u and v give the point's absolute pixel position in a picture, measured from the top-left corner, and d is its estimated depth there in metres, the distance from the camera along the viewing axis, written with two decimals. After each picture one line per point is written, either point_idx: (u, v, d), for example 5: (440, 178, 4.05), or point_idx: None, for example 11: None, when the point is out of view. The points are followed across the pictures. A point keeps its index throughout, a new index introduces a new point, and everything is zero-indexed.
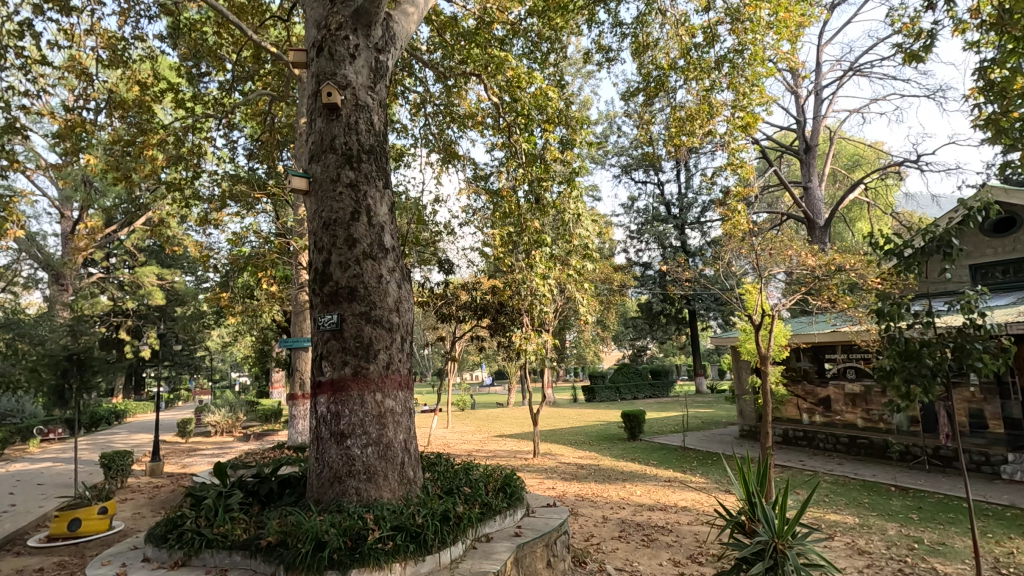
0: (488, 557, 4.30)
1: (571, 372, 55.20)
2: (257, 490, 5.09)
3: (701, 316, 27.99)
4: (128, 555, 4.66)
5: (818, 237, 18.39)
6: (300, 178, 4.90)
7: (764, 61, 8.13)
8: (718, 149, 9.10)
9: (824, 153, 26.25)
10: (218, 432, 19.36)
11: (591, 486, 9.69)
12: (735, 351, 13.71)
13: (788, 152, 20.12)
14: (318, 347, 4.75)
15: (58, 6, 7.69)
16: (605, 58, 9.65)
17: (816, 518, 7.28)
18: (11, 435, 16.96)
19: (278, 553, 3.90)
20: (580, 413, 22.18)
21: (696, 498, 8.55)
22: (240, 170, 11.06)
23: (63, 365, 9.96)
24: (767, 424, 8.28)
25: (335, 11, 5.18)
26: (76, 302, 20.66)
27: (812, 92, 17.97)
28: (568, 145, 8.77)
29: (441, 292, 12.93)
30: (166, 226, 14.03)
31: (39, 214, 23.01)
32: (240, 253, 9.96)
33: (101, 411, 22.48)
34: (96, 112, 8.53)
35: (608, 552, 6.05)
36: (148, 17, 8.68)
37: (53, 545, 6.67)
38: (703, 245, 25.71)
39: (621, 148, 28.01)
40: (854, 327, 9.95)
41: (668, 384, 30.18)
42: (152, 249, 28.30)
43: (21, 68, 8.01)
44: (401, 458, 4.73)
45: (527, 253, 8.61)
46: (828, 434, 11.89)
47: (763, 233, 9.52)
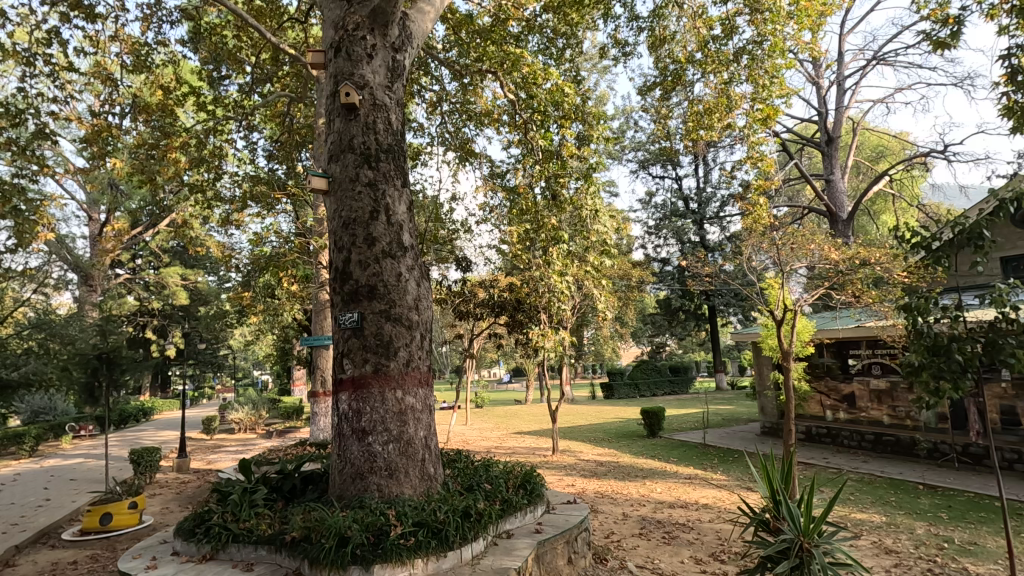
0: (509, 554, 4.32)
1: (589, 369, 55.20)
2: (280, 487, 5.17)
3: (721, 312, 27.72)
4: (158, 549, 4.78)
5: (841, 230, 18.01)
6: (319, 178, 4.96)
7: (784, 52, 7.99)
8: (738, 142, 8.99)
9: (847, 145, 25.81)
10: (241, 429, 19.73)
11: (611, 483, 9.66)
12: (756, 346, 13.51)
13: (809, 144, 19.73)
14: (339, 345, 4.80)
15: (84, 13, 7.86)
16: (621, 52, 9.60)
17: (842, 517, 7.16)
18: (45, 431, 17.52)
19: (302, 548, 3.97)
20: (598, 411, 22.10)
21: (718, 496, 8.47)
22: (260, 171, 11.26)
23: (94, 363, 10.36)
24: (790, 420, 8.14)
25: (352, 11, 5.21)
26: (105, 302, 21.21)
27: (834, 82, 17.63)
28: (585, 140, 8.76)
29: (459, 290, 12.98)
30: (189, 227, 14.30)
31: (69, 217, 23.66)
32: (262, 253, 10.08)
33: (129, 409, 23.04)
34: (122, 117, 8.72)
35: (630, 550, 6.03)
36: (171, 22, 8.83)
37: (85, 538, 6.87)
38: (723, 240, 25.41)
39: (637, 143, 27.81)
40: (880, 322, 9.72)
41: (688, 381, 29.95)
42: (176, 251, 28.90)
43: (49, 75, 8.21)
44: (422, 454, 4.77)
45: (545, 250, 8.63)
46: (852, 431, 11.67)
47: (784, 227, 9.36)
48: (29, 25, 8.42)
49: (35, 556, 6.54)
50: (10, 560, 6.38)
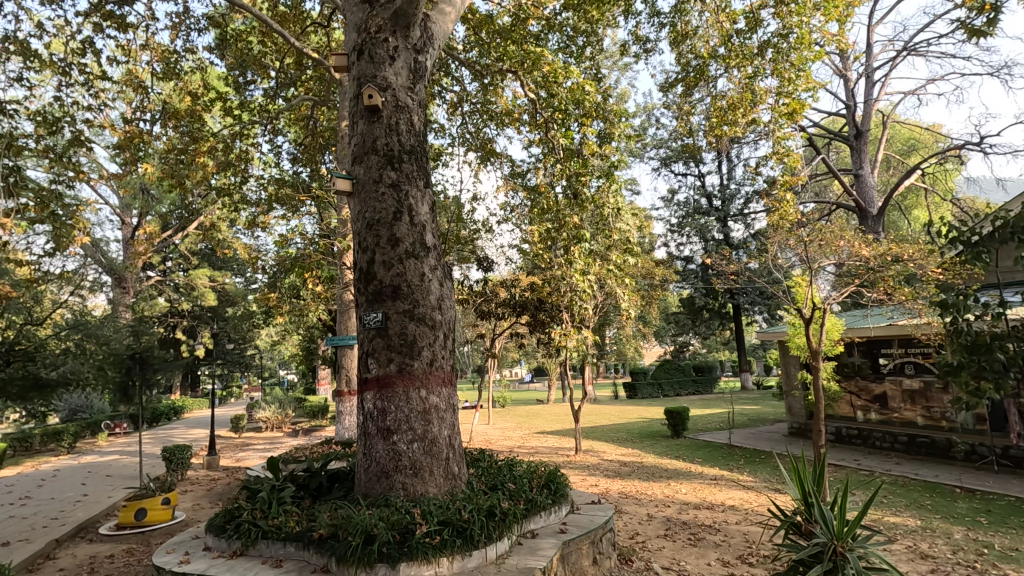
0: (534, 554, 4.31)
1: (611, 369, 54.96)
2: (307, 484, 5.26)
3: (746, 311, 27.27)
4: (190, 544, 4.88)
5: (870, 226, 17.57)
6: (343, 180, 5.02)
7: (811, 44, 7.82)
8: (763, 138, 8.84)
9: (876, 138, 25.16)
10: (268, 428, 20.13)
11: (635, 483, 9.57)
12: (783, 345, 13.26)
13: (836, 138, 19.26)
14: (364, 345, 4.84)
15: (116, 22, 8.07)
16: (643, 49, 9.50)
17: (874, 520, 6.98)
18: (82, 428, 18.11)
19: (329, 546, 4.02)
20: (621, 411, 21.94)
21: (745, 497, 8.33)
22: (285, 174, 11.47)
23: (128, 363, 10.93)
24: (819, 422, 7.95)
25: (375, 13, 5.25)
26: (137, 303, 21.80)
27: (863, 74, 17.18)
28: (606, 138, 8.70)
29: (480, 289, 13.00)
30: (217, 230, 14.62)
31: (103, 220, 24.38)
32: (287, 255, 10.25)
33: (162, 408, 23.67)
34: (152, 123, 8.94)
35: (654, 551, 5.98)
36: (198, 30, 9.03)
37: (121, 533, 7.09)
38: (747, 238, 25.02)
39: (659, 141, 27.52)
40: (913, 320, 9.42)
41: (712, 380, 29.56)
42: (204, 253, 29.57)
43: (84, 84, 8.48)
44: (446, 454, 4.78)
45: (566, 249, 8.60)
46: (885, 432, 11.36)
47: (812, 223, 9.16)
48: (64, 35, 8.69)
49: (74, 549, 6.78)
50: (50, 553, 6.60)
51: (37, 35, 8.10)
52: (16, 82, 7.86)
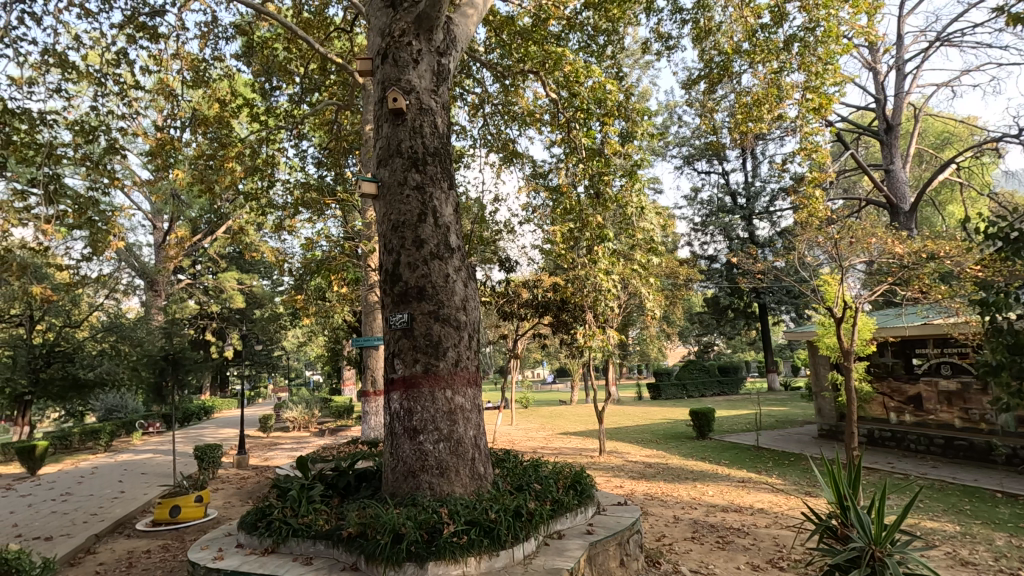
0: (561, 555, 4.29)
1: (635, 369, 54.53)
2: (335, 483, 5.33)
3: (772, 311, 26.78)
4: (223, 541, 4.99)
5: (902, 223, 17.07)
6: (369, 183, 5.07)
7: (839, 37, 7.66)
8: (789, 134, 8.69)
9: (908, 132, 24.47)
10: (296, 428, 20.50)
11: (661, 485, 9.47)
12: (812, 344, 12.96)
13: (866, 133, 18.73)
14: (390, 345, 4.89)
15: (149, 34, 8.32)
16: (665, 46, 9.41)
17: (911, 525, 6.78)
18: (118, 428, 18.66)
19: (358, 544, 4.08)
20: (646, 411, 21.71)
21: (774, 500, 8.19)
22: (310, 178, 11.68)
23: (160, 364, 11.14)
24: (852, 424, 7.76)
25: (399, 18, 5.31)
26: (169, 306, 22.39)
27: (893, 67, 16.69)
28: (628, 138, 8.65)
29: (502, 290, 12.98)
30: (245, 233, 14.95)
31: (136, 226, 25.13)
32: (313, 258, 10.41)
33: (193, 408, 24.30)
34: (183, 129, 9.15)
35: (682, 554, 5.90)
36: (226, 38, 9.25)
37: (157, 529, 7.28)
38: (774, 236, 24.54)
39: (681, 139, 27.22)
40: (950, 319, 9.12)
41: (737, 381, 29.13)
42: (233, 256, 30.25)
43: (118, 94, 8.74)
44: (471, 454, 4.80)
45: (590, 249, 8.52)
46: (920, 434, 11.04)
47: (841, 220, 8.92)
48: (100, 47, 8.97)
49: (113, 544, 6.99)
50: (91, 547, 6.82)
51: (75, 47, 8.39)
52: (55, 93, 8.14)
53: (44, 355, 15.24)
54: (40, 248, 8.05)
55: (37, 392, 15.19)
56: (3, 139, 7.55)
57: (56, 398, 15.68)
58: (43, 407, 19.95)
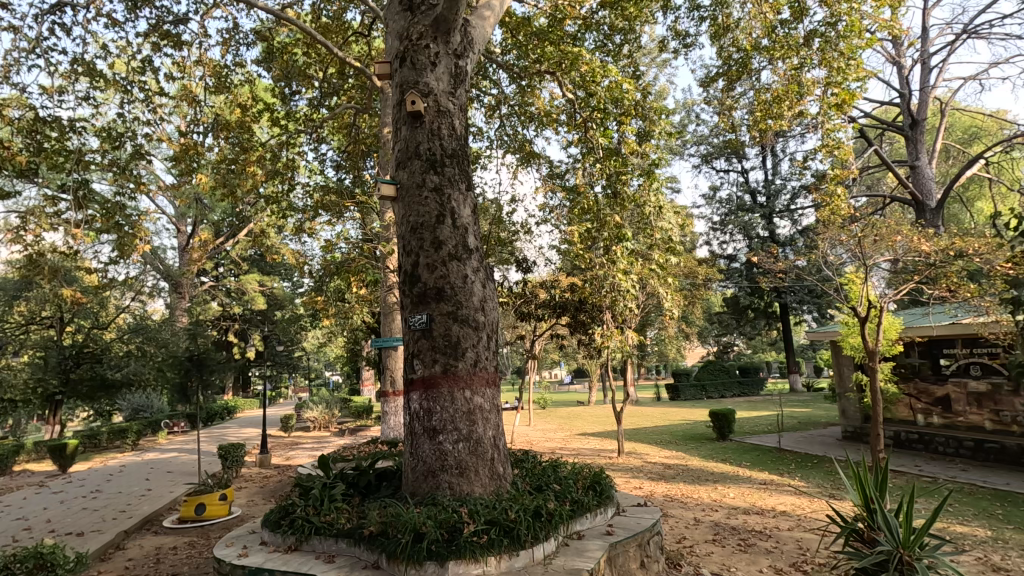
0: (580, 555, 4.28)
1: (653, 369, 54.20)
2: (356, 482, 5.40)
3: (794, 310, 26.37)
4: (248, 538, 5.09)
5: (929, 220, 16.67)
6: (388, 185, 5.12)
7: (861, 31, 7.53)
8: (810, 131, 8.57)
9: (935, 127, 23.91)
10: (316, 427, 20.77)
11: (681, 487, 9.39)
12: (835, 344, 12.73)
13: (890, 128, 18.31)
14: (410, 346, 4.93)
15: (173, 41, 8.51)
16: (682, 44, 9.34)
17: (940, 529, 6.61)
18: (144, 427, 19.08)
19: (379, 543, 4.12)
20: (665, 412, 21.56)
21: (798, 503, 8.06)
22: (330, 181, 11.84)
23: (185, 364, 11.38)
24: (877, 425, 7.60)
25: (416, 21, 5.36)
26: (193, 308, 22.81)
27: (918, 61, 16.30)
28: (646, 137, 8.59)
29: (520, 291, 12.96)
30: (266, 235, 15.16)
31: (160, 229, 25.68)
32: (333, 260, 10.55)
33: (216, 408, 24.72)
34: (205, 134, 9.33)
35: (702, 556, 5.84)
36: (247, 44, 9.42)
37: (183, 526, 7.43)
38: (795, 235, 24.16)
39: (700, 137, 26.94)
40: (980, 318, 8.88)
41: (758, 382, 28.75)
42: (255, 258, 30.79)
43: (144, 100, 8.94)
44: (491, 454, 4.82)
45: (607, 248, 8.50)
46: (949, 437, 10.76)
47: (865, 218, 8.76)
48: (126, 55, 9.18)
49: (141, 540, 7.16)
50: (120, 543, 6.99)
51: (102, 56, 8.61)
52: (84, 101, 8.37)
53: (74, 356, 15.67)
54: (70, 252, 8.29)
55: (67, 391, 15.64)
56: (35, 146, 7.79)
57: (85, 398, 16.12)
58: (72, 407, 20.50)
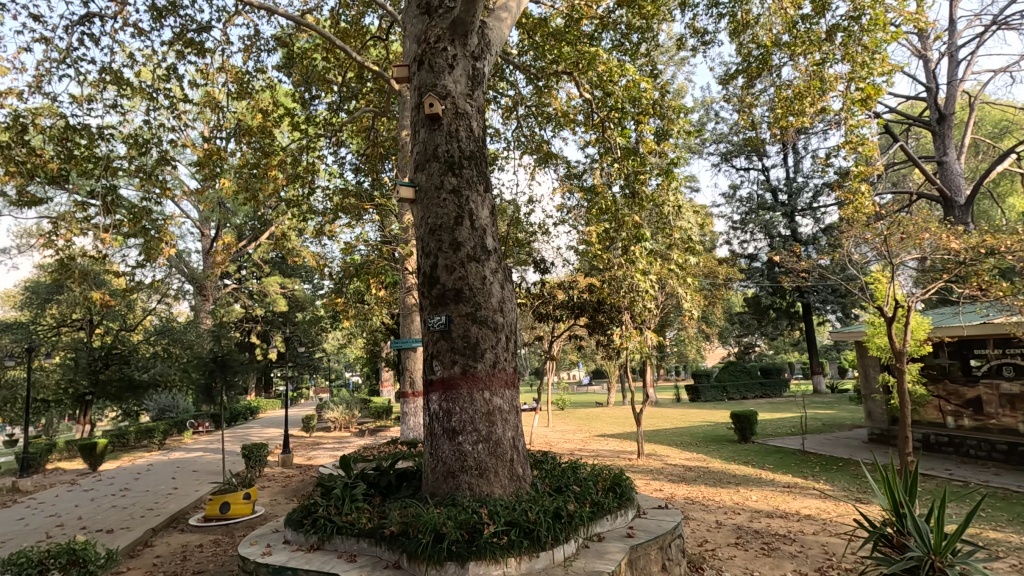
0: (601, 557, 4.26)
1: (672, 370, 53.71)
2: (377, 482, 5.44)
3: (817, 310, 25.89)
4: (271, 537, 5.16)
5: (957, 217, 16.24)
6: (407, 188, 5.16)
7: (886, 24, 7.38)
8: (833, 127, 8.41)
9: (963, 121, 23.27)
10: (337, 427, 21.00)
11: (702, 489, 9.29)
12: (860, 345, 12.47)
13: (916, 123, 17.86)
14: (429, 347, 4.96)
15: (196, 49, 8.68)
16: (700, 41, 9.26)
17: (973, 535, 6.43)
18: (170, 427, 19.47)
19: (400, 543, 4.16)
20: (685, 414, 21.35)
21: (822, 506, 7.91)
22: (349, 184, 11.98)
23: (209, 366, 11.58)
24: (906, 428, 7.41)
25: (434, 25, 5.40)
26: (216, 310, 23.23)
27: (946, 54, 15.88)
28: (664, 135, 8.52)
29: (537, 292, 12.95)
30: (287, 238, 15.39)
31: (184, 233, 26.22)
32: (353, 262, 10.67)
33: (239, 408, 25.13)
34: (228, 139, 9.50)
35: (725, 560, 5.76)
36: (268, 50, 9.57)
37: (208, 525, 7.57)
38: (817, 233, 23.72)
39: (719, 135, 26.61)
40: (1013, 318, 8.62)
41: (781, 383, 28.29)
42: (276, 261, 31.27)
43: (168, 107, 9.14)
44: (510, 455, 4.82)
45: (626, 248, 8.46)
46: (979, 440, 10.38)
47: (891, 216, 8.57)
48: (151, 63, 9.38)
49: (168, 538, 7.31)
50: (148, 541, 7.15)
51: (129, 65, 8.83)
52: (111, 108, 8.58)
53: (102, 358, 15.91)
54: (99, 256, 8.50)
55: (97, 392, 16.01)
56: (66, 153, 8.01)
57: (114, 398, 16.50)
58: (102, 407, 21.03)
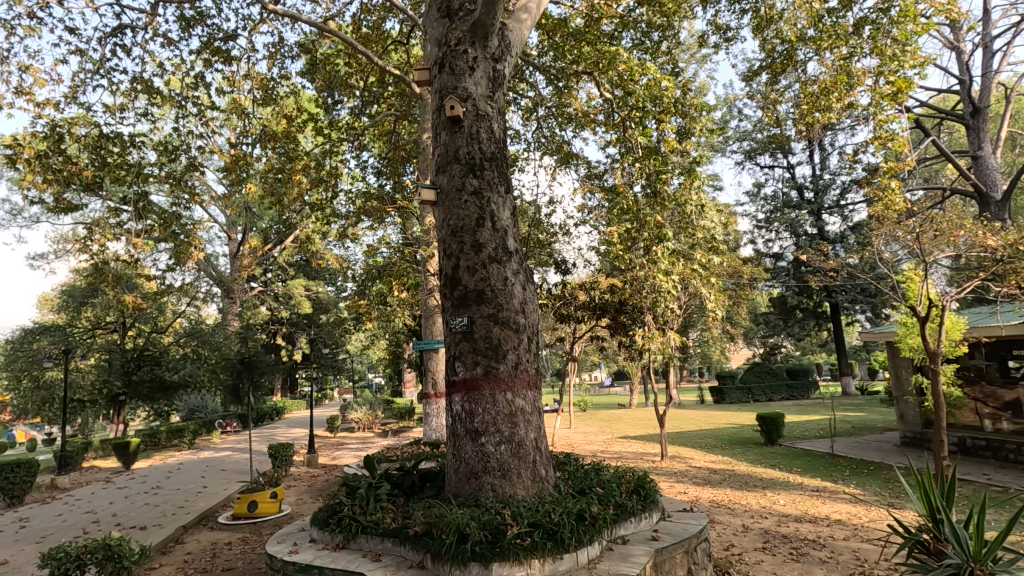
0: (626, 560, 4.21)
1: (696, 372, 53.02)
2: (401, 482, 5.48)
3: (845, 310, 25.29)
4: (297, 535, 5.23)
5: (993, 213, 15.69)
6: (428, 190, 5.19)
7: (917, 16, 7.19)
8: (861, 123, 8.22)
9: (999, 114, 22.50)
10: (360, 428, 21.24)
11: (728, 492, 9.15)
12: (891, 345, 12.14)
13: (949, 117, 17.32)
14: (451, 349, 4.98)
15: (223, 57, 8.89)
16: (723, 38, 9.13)
17: (1014, 543, 6.19)
18: (199, 427, 19.92)
19: (424, 543, 4.19)
20: (709, 416, 21.05)
21: (853, 511, 7.72)
22: (371, 187, 12.12)
23: (237, 367, 11.82)
24: (940, 430, 7.19)
25: (454, 27, 5.43)
26: (243, 313, 23.70)
27: (980, 45, 15.37)
28: (686, 134, 8.44)
29: (559, 293, 12.91)
30: (311, 241, 15.64)
31: (212, 237, 26.84)
32: (376, 264, 10.76)
33: (266, 409, 25.59)
34: (253, 145, 9.70)
35: (752, 564, 5.67)
36: (292, 57, 9.74)
37: (237, 523, 7.72)
38: (846, 232, 23.18)
39: (743, 133, 26.20)
40: None
41: (808, 385, 27.71)
42: (300, 264, 31.81)
43: (197, 115, 9.37)
44: (533, 456, 4.81)
45: (648, 248, 8.39)
46: (1019, 444, 10.04)
47: (923, 212, 8.32)
48: (180, 72, 9.63)
49: (198, 536, 7.47)
50: (179, 538, 7.33)
51: (159, 74, 9.07)
52: (143, 117, 8.83)
53: (135, 359, 16.49)
54: (131, 260, 8.74)
55: (130, 392, 16.49)
56: (100, 161, 8.27)
57: (146, 398, 16.96)
58: (135, 407, 21.64)
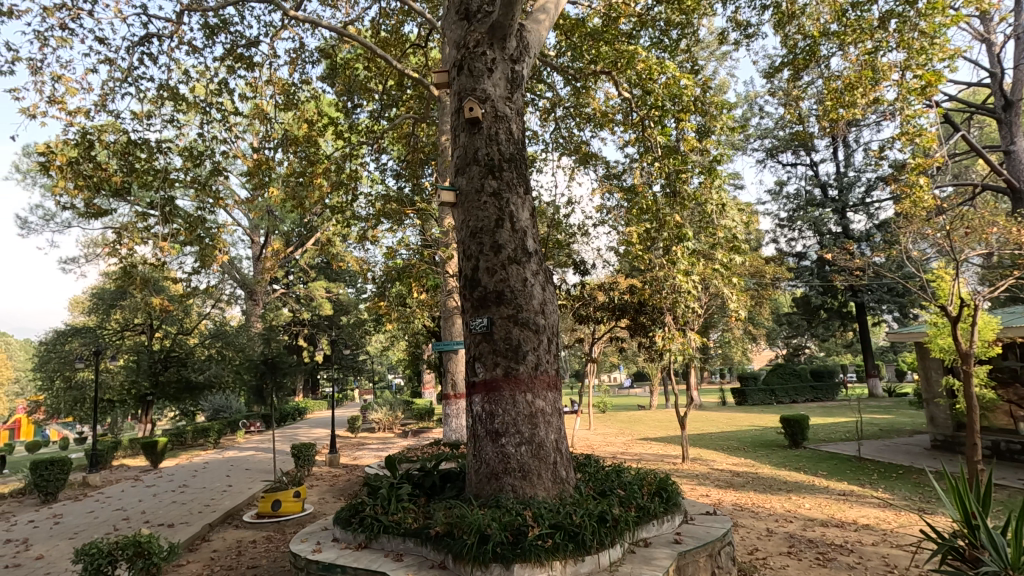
0: (648, 563, 4.17)
1: (717, 373, 52.33)
2: (422, 483, 5.51)
3: (872, 309, 24.72)
4: (320, 534, 5.29)
5: None
6: (448, 192, 5.21)
7: (945, 8, 7.00)
8: (886, 119, 8.04)
9: None
10: (381, 428, 21.41)
11: (751, 495, 9.00)
12: (920, 346, 11.84)
13: (979, 111, 16.81)
14: (471, 350, 4.99)
15: (246, 63, 9.05)
16: (743, 34, 9.01)
17: None
18: (225, 426, 20.28)
19: (446, 543, 4.20)
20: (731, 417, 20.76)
21: (882, 516, 7.53)
22: (390, 189, 12.22)
23: (260, 367, 12.00)
24: (973, 434, 6.96)
25: (473, 29, 5.46)
26: (266, 315, 24.08)
27: (1012, 36, 14.88)
28: (706, 132, 8.35)
29: (578, 294, 12.84)
30: (332, 244, 15.81)
31: (236, 241, 27.33)
32: (395, 265, 10.84)
33: (288, 409, 25.95)
34: (275, 149, 9.85)
35: (778, 569, 5.57)
36: (312, 62, 9.88)
37: (261, 521, 7.84)
38: (871, 230, 22.66)
39: (764, 130, 25.79)
40: None
41: (833, 386, 27.16)
42: (321, 266, 32.20)
43: (221, 120, 9.55)
44: (554, 458, 4.80)
45: (668, 249, 8.31)
46: None
47: (953, 209, 8.10)
48: (204, 79, 9.82)
49: (224, 534, 7.61)
50: (205, 536, 7.47)
51: (184, 81, 9.28)
52: (169, 123, 9.04)
53: (162, 360, 16.92)
54: (158, 263, 8.93)
55: (157, 392, 16.90)
56: (128, 167, 8.49)
57: (172, 398, 17.35)
58: (162, 407, 22.13)
